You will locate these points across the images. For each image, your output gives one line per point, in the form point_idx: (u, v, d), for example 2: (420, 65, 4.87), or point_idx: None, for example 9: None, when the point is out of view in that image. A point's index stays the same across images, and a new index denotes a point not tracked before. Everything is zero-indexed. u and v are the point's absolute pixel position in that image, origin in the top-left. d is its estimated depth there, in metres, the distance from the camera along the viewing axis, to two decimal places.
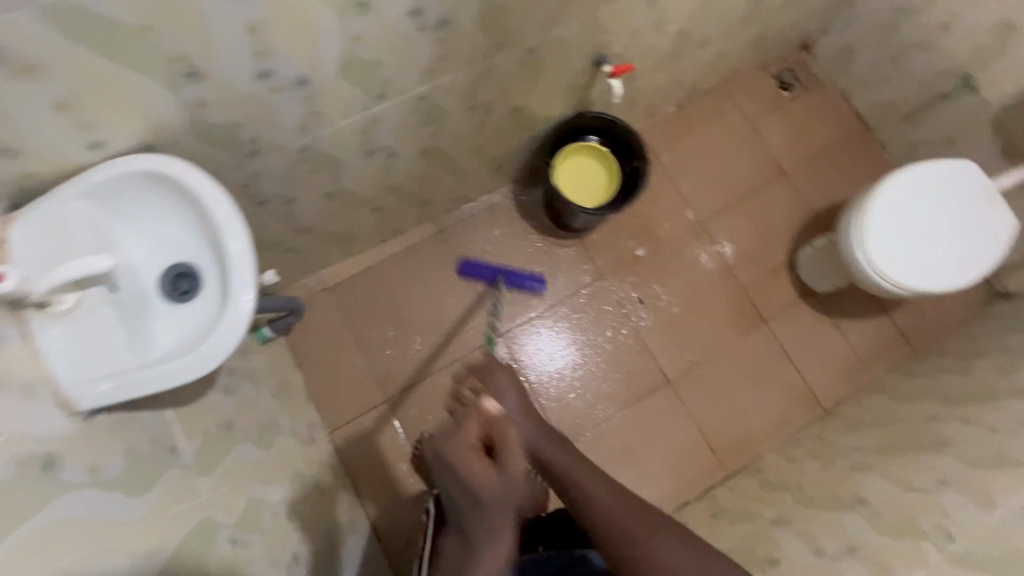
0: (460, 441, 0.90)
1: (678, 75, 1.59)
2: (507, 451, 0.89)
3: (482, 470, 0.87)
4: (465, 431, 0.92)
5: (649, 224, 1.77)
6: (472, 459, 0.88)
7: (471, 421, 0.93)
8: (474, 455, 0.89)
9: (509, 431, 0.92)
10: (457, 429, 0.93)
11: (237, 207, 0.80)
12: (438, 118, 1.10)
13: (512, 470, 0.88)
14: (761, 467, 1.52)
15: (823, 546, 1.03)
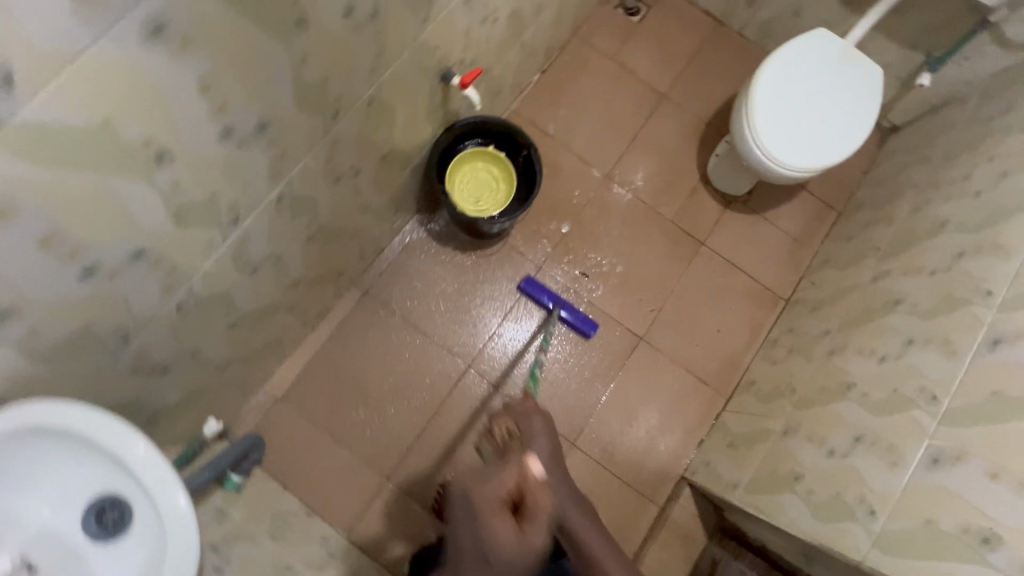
0: (490, 495, 0.81)
1: (527, 47, 1.54)
2: (537, 521, 0.79)
3: (508, 538, 0.78)
4: (504, 477, 0.83)
5: (563, 197, 1.74)
6: (502, 517, 0.79)
7: (511, 468, 0.84)
8: (503, 511, 0.80)
9: (543, 500, 0.81)
10: (497, 474, 0.84)
11: (120, 416, 0.71)
12: (309, 204, 1.01)
13: (531, 541, 0.78)
14: (753, 379, 1.56)
15: (831, 445, 1.08)
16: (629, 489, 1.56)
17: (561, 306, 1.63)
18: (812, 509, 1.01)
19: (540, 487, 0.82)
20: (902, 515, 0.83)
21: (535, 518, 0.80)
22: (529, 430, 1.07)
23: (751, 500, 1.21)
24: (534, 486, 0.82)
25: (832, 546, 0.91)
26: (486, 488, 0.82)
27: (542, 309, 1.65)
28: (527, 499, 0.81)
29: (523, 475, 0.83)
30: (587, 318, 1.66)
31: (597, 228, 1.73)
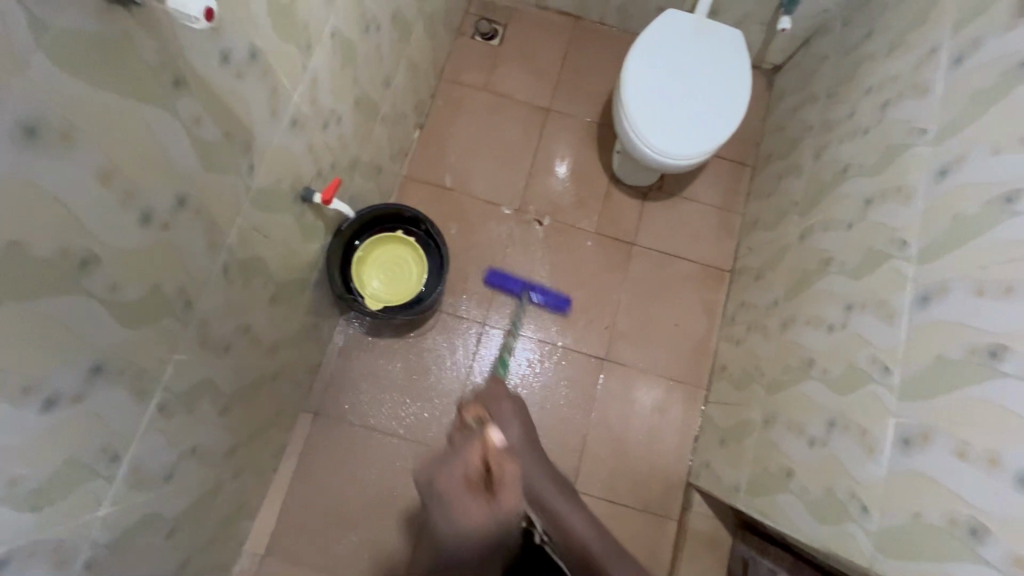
0: (453, 471, 0.76)
1: (392, 116, 1.47)
2: (507, 490, 0.74)
3: (477, 513, 0.73)
4: (466, 456, 0.76)
5: (483, 245, 1.68)
6: (470, 494, 0.74)
7: (472, 446, 0.77)
8: (471, 490, 0.74)
9: (509, 467, 0.76)
10: (458, 456, 0.78)
11: None
12: (203, 388, 0.93)
13: (503, 510, 0.73)
14: (724, 363, 1.54)
15: (811, 434, 1.05)
16: (643, 513, 1.52)
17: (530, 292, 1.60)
18: (811, 510, 0.98)
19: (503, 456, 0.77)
20: (891, 509, 0.80)
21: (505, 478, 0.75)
22: (499, 412, 1.11)
23: (755, 503, 1.17)
24: (500, 458, 0.76)
25: (841, 552, 0.88)
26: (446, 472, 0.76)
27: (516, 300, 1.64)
28: (491, 470, 0.74)
29: (485, 450, 0.76)
30: (559, 296, 1.62)
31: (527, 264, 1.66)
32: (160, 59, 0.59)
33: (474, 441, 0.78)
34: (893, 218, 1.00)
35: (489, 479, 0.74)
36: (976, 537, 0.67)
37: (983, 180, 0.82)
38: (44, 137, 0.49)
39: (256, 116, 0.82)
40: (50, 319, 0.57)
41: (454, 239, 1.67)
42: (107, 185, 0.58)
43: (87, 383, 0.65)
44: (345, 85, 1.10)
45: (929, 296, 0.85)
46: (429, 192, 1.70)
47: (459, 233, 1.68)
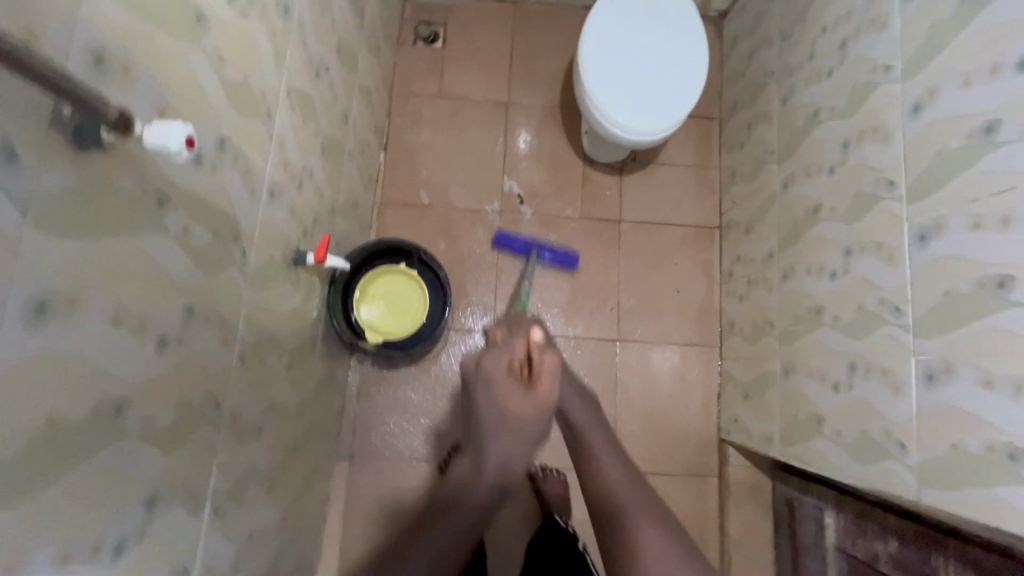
0: (501, 358, 0.82)
1: (357, 149, 1.43)
2: (550, 380, 0.80)
3: (520, 401, 0.79)
4: (513, 348, 0.83)
5: (475, 255, 1.66)
6: (513, 378, 0.80)
7: (518, 342, 0.84)
8: (517, 380, 0.80)
9: (548, 361, 0.81)
10: (505, 347, 0.85)
11: None
12: (247, 475, 0.93)
13: (543, 399, 0.79)
14: (732, 319, 1.57)
15: (834, 379, 1.09)
16: (684, 478, 1.57)
17: (539, 249, 1.61)
18: (849, 452, 1.02)
19: (546, 350, 0.82)
20: (928, 442, 0.85)
21: (547, 373, 0.80)
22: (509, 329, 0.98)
23: (791, 451, 1.22)
24: (541, 350, 0.81)
25: (886, 487, 0.93)
26: (495, 362, 0.82)
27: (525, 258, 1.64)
28: (534, 363, 0.80)
29: (529, 346, 0.82)
30: (567, 253, 1.63)
31: (524, 265, 1.65)
32: (141, 186, 0.57)
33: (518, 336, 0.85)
34: (875, 159, 1.02)
35: (533, 372, 0.80)
36: (1015, 459, 0.71)
37: (959, 113, 0.84)
38: (52, 309, 0.47)
39: (237, 202, 0.79)
40: (100, 476, 0.55)
41: (444, 255, 1.65)
42: (120, 328, 0.56)
43: (145, 519, 0.64)
44: (310, 137, 1.07)
45: (926, 235, 0.88)
46: (408, 213, 1.68)
47: (448, 248, 1.66)
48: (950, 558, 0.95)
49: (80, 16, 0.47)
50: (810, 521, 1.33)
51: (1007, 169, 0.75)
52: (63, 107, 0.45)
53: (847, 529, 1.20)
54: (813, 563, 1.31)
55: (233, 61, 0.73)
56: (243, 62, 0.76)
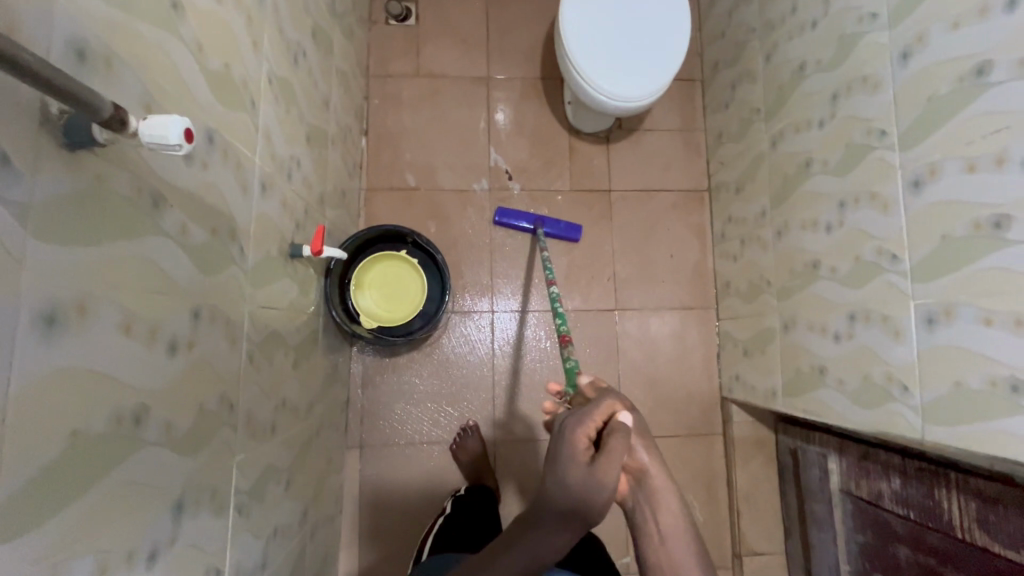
0: (572, 430, 0.79)
1: (339, 135, 1.39)
2: (613, 460, 0.75)
3: (579, 471, 0.74)
4: (588, 419, 0.80)
5: (467, 236, 1.64)
6: (578, 449, 0.77)
7: (602, 411, 0.83)
8: (581, 449, 0.77)
9: (614, 442, 0.77)
10: (584, 411, 0.82)
11: None
12: (266, 473, 0.92)
13: (600, 482, 0.74)
14: (727, 280, 1.59)
15: (834, 330, 1.11)
16: (690, 438, 1.61)
17: (541, 222, 1.61)
18: (852, 399, 1.06)
19: (619, 434, 0.78)
20: (930, 383, 0.88)
21: (609, 450, 0.76)
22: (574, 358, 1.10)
23: (794, 403, 1.26)
24: (620, 433, 0.79)
25: (890, 429, 0.96)
26: (574, 422, 0.80)
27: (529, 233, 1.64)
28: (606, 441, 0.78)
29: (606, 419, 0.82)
30: (568, 224, 1.64)
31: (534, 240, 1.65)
32: (136, 187, 0.55)
33: (602, 404, 0.85)
34: (865, 109, 1.02)
35: (599, 450, 0.77)
36: (1017, 392, 0.74)
37: (948, 57, 0.85)
38: (63, 320, 0.46)
39: (230, 197, 0.76)
40: (127, 486, 0.55)
41: (437, 238, 1.63)
42: (130, 335, 0.54)
43: (174, 524, 0.63)
44: (294, 126, 1.03)
45: (921, 180, 0.89)
46: (396, 198, 1.64)
47: (440, 230, 1.64)
48: (951, 489, 1.00)
49: (57, 7, 0.44)
50: (814, 468, 1.38)
51: (1001, 110, 0.76)
52: (50, 104, 0.43)
53: (851, 472, 1.25)
54: (819, 507, 1.36)
55: (212, 48, 0.70)
56: (222, 50, 0.73)
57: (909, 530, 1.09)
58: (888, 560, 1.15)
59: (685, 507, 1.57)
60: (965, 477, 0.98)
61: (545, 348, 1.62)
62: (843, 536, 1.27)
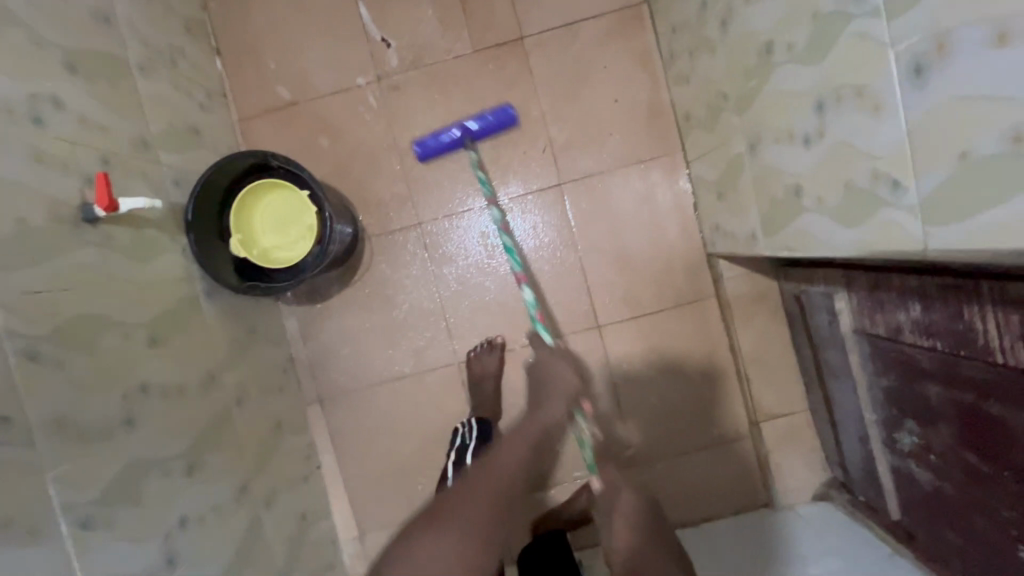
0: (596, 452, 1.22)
1: (157, 58, 1.12)
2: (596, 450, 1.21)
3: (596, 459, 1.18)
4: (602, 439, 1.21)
5: (368, 144, 1.38)
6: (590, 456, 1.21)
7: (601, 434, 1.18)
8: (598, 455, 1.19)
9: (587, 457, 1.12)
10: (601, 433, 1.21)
11: None
12: (139, 469, 0.81)
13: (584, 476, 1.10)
14: (686, 110, 1.26)
15: (803, 131, 0.81)
16: (680, 309, 1.38)
17: (470, 132, 1.27)
18: (836, 218, 0.78)
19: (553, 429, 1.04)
20: (924, 167, 0.59)
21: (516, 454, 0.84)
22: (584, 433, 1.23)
23: (777, 241, 0.98)
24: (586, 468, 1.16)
25: (883, 246, 0.69)
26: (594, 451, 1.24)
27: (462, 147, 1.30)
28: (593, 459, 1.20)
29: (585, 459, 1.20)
30: (501, 115, 1.27)
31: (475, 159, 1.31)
32: None
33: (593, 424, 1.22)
34: None
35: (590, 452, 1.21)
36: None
37: None
38: None
39: None
40: None
41: (334, 156, 1.38)
42: None
43: None
44: (28, 53, 0.79)
45: None
46: (275, 120, 1.38)
47: (334, 145, 1.38)
48: (984, 304, 0.74)
49: None
50: (823, 313, 1.13)
51: None
52: None
53: (864, 308, 1.00)
54: (834, 355, 1.14)
55: None
56: None
57: (937, 364, 0.85)
58: (918, 402, 0.93)
59: (687, 386, 1.38)
60: (1000, 285, 0.70)
61: (493, 246, 1.38)
62: (865, 382, 1.06)
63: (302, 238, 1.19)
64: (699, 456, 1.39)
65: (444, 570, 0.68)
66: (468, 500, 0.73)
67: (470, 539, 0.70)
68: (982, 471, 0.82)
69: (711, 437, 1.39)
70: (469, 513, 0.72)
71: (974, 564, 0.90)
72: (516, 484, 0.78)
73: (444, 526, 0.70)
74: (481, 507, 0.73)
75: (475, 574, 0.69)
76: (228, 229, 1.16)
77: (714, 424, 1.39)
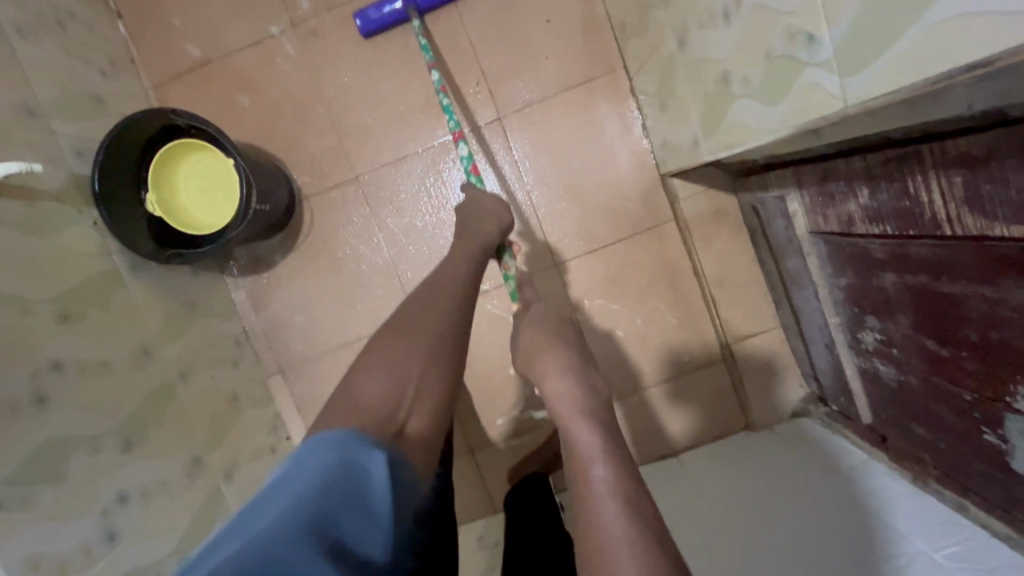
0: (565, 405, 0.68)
1: (38, 21, 1.04)
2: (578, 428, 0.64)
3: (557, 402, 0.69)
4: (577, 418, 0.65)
5: (291, 95, 1.30)
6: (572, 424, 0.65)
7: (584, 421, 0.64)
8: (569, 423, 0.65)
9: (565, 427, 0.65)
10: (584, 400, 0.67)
11: None
12: (56, 447, 0.77)
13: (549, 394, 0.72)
14: (621, 19, 1.17)
15: (723, 7, 0.73)
16: (637, 236, 1.32)
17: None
18: (762, 98, 0.71)
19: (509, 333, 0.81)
20: (834, 10, 0.52)
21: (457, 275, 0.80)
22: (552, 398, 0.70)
23: (716, 141, 0.91)
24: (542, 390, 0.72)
25: (807, 117, 0.63)
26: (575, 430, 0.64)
27: (404, 18, 1.24)
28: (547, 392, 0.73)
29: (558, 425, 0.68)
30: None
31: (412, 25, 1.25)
32: None
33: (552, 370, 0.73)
34: None
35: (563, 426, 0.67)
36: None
37: None
38: None
39: None
40: None
41: (258, 114, 1.30)
42: None
43: None
44: None
45: None
46: (190, 83, 1.30)
47: (257, 103, 1.30)
48: (926, 172, 0.67)
49: None
50: (780, 218, 1.07)
51: None
52: None
53: (815, 205, 0.94)
54: (796, 262, 1.09)
55: None
56: None
57: (890, 249, 0.80)
58: (877, 296, 0.88)
59: (652, 316, 1.33)
60: (940, 145, 0.64)
61: (435, 190, 1.31)
62: (826, 285, 1.01)
63: (228, 196, 1.15)
64: (672, 384, 1.36)
65: (383, 398, 0.57)
66: (437, 311, 0.67)
67: (433, 368, 0.62)
68: (940, 357, 0.78)
69: (683, 365, 1.35)
70: (435, 326, 0.65)
71: (945, 456, 0.86)
72: (467, 300, 0.72)
73: (399, 352, 0.62)
74: (448, 309, 0.68)
75: (443, 392, 0.61)
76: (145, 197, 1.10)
77: (685, 351, 1.34)
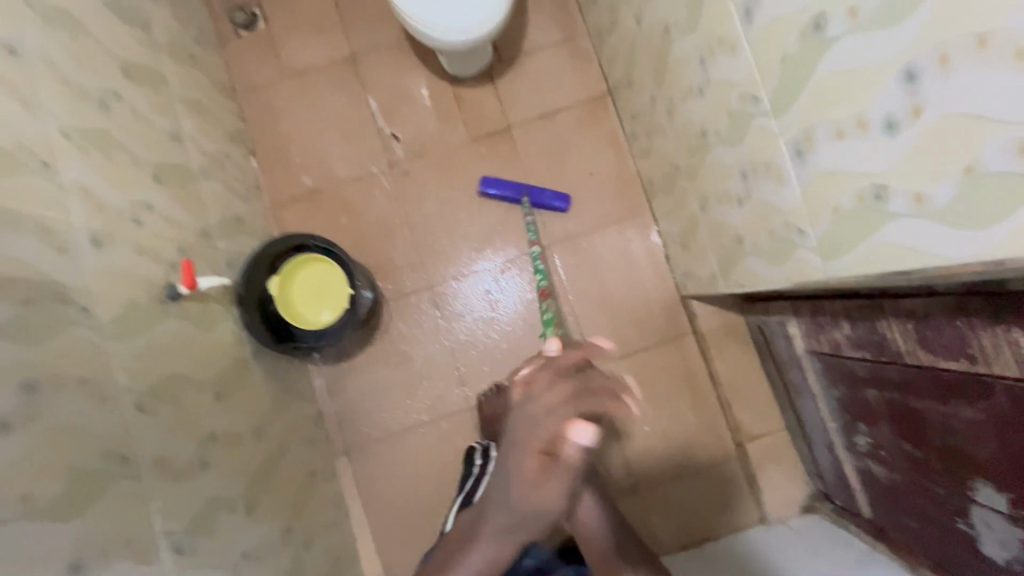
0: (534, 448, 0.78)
1: (211, 163, 1.36)
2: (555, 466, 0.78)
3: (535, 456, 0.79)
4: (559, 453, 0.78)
5: (383, 220, 1.61)
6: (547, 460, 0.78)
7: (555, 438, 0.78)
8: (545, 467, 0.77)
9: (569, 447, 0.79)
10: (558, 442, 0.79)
11: None
12: (212, 505, 0.95)
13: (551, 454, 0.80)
14: (649, 177, 1.52)
15: (736, 194, 1.04)
16: (660, 346, 1.57)
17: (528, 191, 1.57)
18: (769, 258, 1.00)
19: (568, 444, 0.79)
20: (816, 218, 0.81)
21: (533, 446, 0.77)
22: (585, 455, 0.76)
23: (731, 279, 1.19)
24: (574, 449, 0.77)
25: (804, 278, 0.90)
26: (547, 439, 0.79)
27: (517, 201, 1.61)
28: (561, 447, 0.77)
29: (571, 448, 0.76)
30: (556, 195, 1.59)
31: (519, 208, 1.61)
32: None
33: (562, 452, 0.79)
34: None
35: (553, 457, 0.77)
36: (894, 131, 0.62)
37: None
38: None
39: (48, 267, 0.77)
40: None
41: (353, 232, 1.60)
42: None
43: None
44: (129, 172, 1.01)
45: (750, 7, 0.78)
46: (302, 206, 1.61)
47: (354, 224, 1.61)
48: (889, 318, 0.94)
49: None
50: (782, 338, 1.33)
51: None
52: None
53: (810, 331, 1.20)
54: (798, 374, 1.33)
55: None
56: None
57: (869, 370, 1.04)
58: (863, 407, 1.11)
59: (676, 414, 1.54)
60: (896, 301, 0.91)
61: (493, 301, 1.58)
62: (823, 395, 1.24)
63: (335, 301, 1.39)
64: (694, 478, 1.53)
65: None
66: None
67: None
68: (916, 458, 0.99)
69: (702, 460, 1.54)
70: None
71: (930, 544, 1.04)
72: None
73: None
74: None
75: None
76: (269, 298, 1.35)
77: (704, 447, 1.54)
